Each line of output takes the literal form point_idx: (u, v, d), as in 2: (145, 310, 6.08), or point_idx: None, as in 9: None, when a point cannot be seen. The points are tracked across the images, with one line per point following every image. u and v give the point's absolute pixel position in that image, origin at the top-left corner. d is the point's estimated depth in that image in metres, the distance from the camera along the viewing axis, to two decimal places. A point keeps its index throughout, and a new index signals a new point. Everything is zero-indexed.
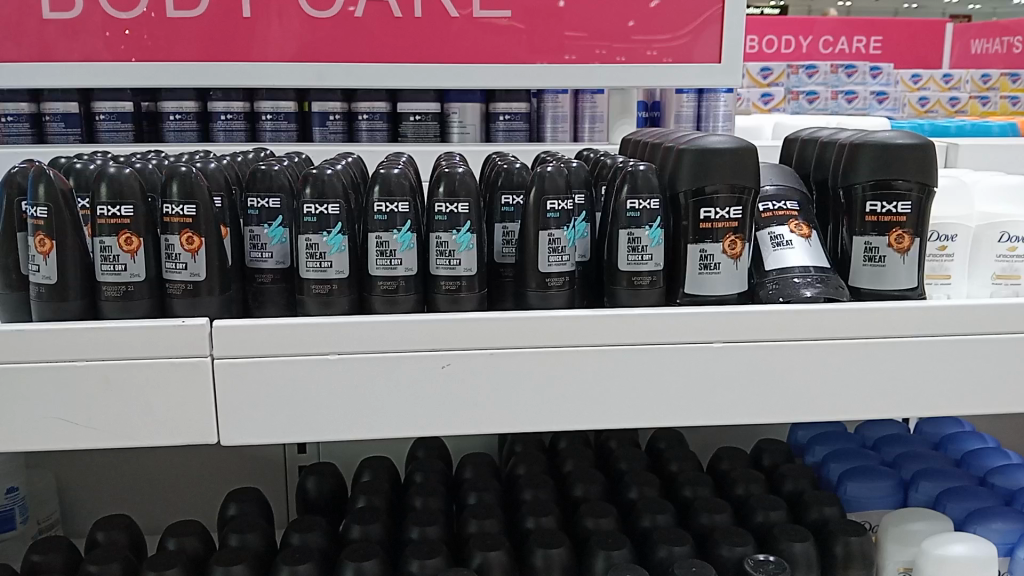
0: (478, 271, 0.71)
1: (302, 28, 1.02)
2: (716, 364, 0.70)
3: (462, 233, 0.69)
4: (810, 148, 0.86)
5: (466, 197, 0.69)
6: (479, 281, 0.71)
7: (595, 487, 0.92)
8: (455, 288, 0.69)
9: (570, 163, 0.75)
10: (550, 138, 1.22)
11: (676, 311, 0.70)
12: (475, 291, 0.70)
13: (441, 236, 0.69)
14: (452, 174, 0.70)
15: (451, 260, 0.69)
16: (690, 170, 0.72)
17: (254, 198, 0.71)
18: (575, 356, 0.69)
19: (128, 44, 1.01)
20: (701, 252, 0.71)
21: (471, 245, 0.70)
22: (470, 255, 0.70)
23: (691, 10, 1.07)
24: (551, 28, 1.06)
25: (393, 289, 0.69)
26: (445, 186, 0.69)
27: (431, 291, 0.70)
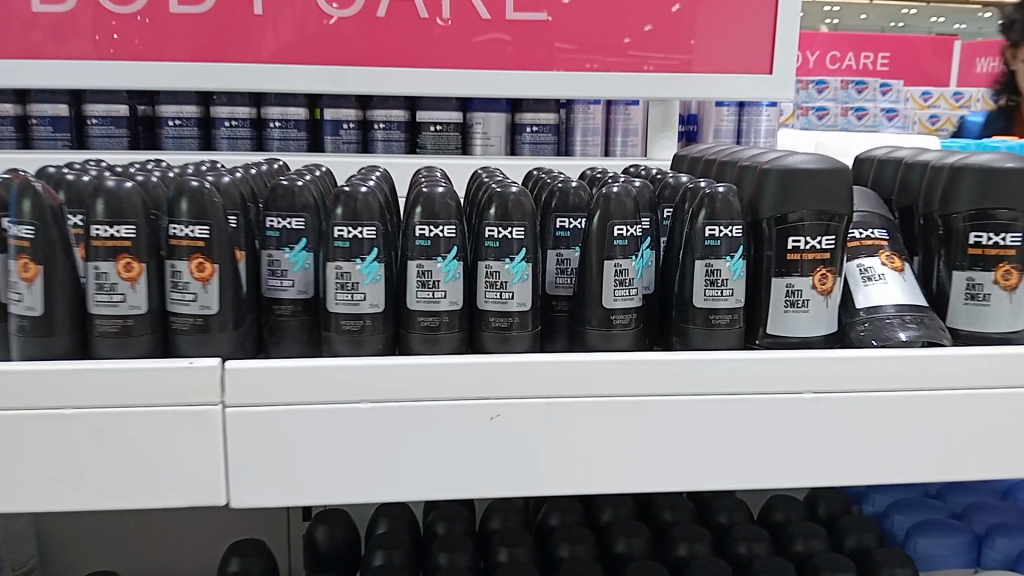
0: (532, 307, 0.61)
1: (300, 32, 0.93)
2: (805, 419, 0.61)
3: (516, 261, 0.60)
4: (890, 169, 0.78)
5: (521, 221, 0.60)
6: (533, 318, 0.61)
7: (640, 542, 0.82)
8: (505, 325, 0.60)
9: (633, 183, 0.67)
10: (580, 152, 1.13)
11: (760, 356, 0.60)
12: (528, 330, 0.61)
13: (491, 265, 0.60)
14: (505, 194, 0.60)
15: (501, 292, 0.60)
16: (775, 194, 0.63)
17: (273, 218, 0.62)
18: (644, 409, 0.59)
19: (118, 49, 0.92)
20: (787, 287, 0.62)
21: (526, 277, 0.60)
22: (524, 288, 0.60)
23: (688, 26, 0.98)
24: (538, 36, 0.96)
25: (433, 327, 0.59)
26: (496, 208, 0.60)
27: (477, 329, 0.61)
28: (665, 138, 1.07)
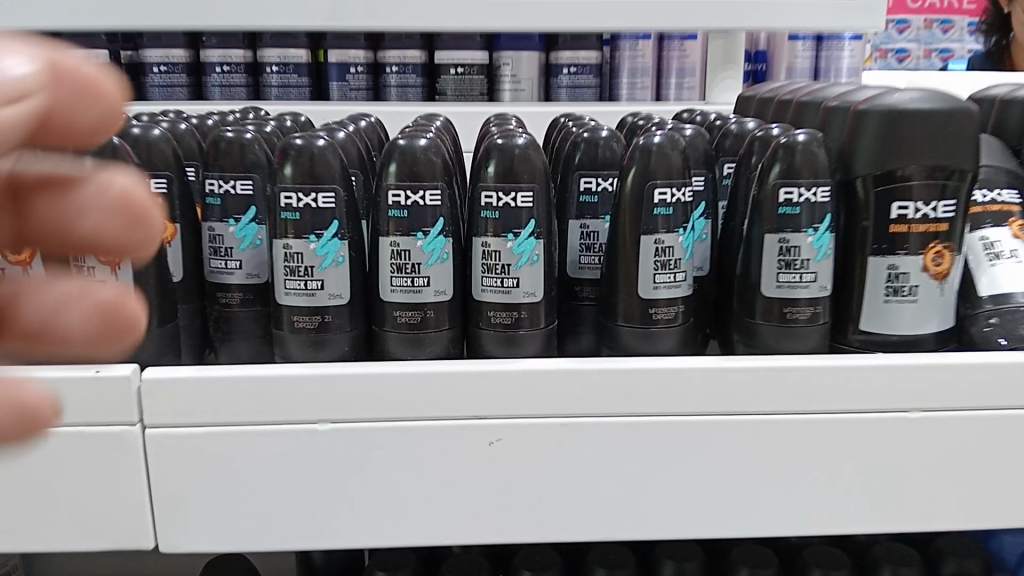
0: (546, 297, 0.46)
1: None
2: (908, 444, 0.45)
3: (522, 238, 0.45)
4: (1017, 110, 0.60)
5: (530, 182, 0.45)
6: (547, 311, 0.47)
7: (693, 566, 0.68)
8: (509, 322, 0.45)
9: (683, 131, 0.51)
10: (626, 97, 0.97)
11: (850, 360, 0.45)
12: (540, 327, 0.46)
13: (488, 242, 0.45)
14: (507, 144, 0.46)
15: (503, 278, 0.45)
16: (874, 142, 0.46)
17: (213, 181, 0.48)
18: (692, 433, 0.45)
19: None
20: (889, 269, 0.46)
21: (537, 258, 0.45)
22: (533, 273, 0.45)
23: None
24: None
25: (415, 323, 0.45)
26: (496, 165, 0.45)
27: (473, 325, 0.46)
28: (728, 79, 0.90)
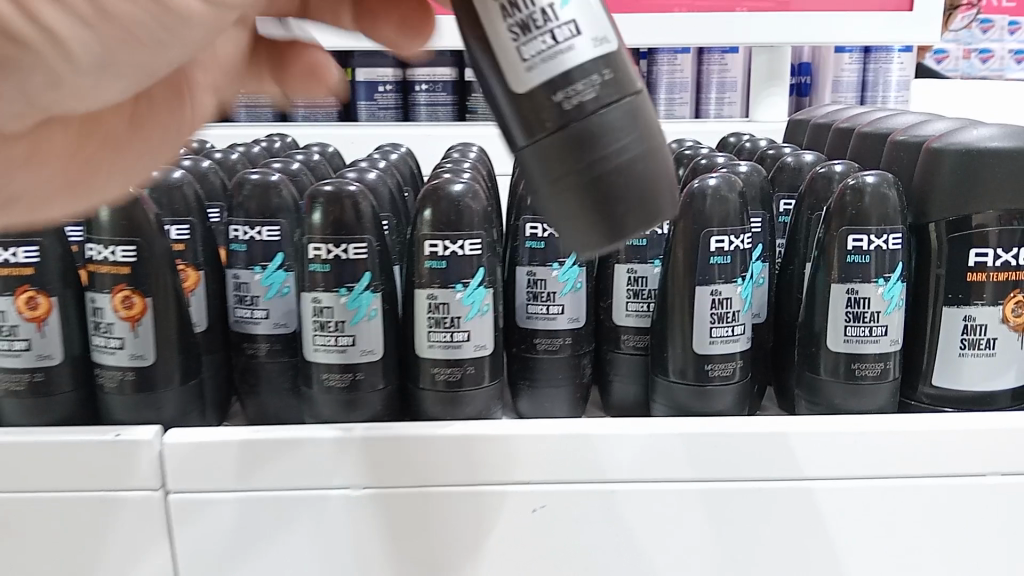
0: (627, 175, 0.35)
1: None
2: (987, 510, 0.42)
3: (472, 289, 0.42)
4: None
5: (478, 229, 0.42)
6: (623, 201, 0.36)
7: None
8: None
9: (738, 166, 0.48)
10: (664, 114, 0.95)
11: (926, 420, 0.41)
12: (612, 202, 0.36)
13: (434, 295, 0.42)
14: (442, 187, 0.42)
15: (451, 333, 0.42)
16: (950, 183, 0.43)
17: (237, 227, 0.45)
18: (752, 499, 0.41)
19: None
20: (965, 320, 0.43)
21: (485, 309, 0.42)
22: (482, 324, 0.42)
23: None
24: None
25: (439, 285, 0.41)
26: (433, 212, 0.42)
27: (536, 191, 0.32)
28: (774, 95, 0.86)
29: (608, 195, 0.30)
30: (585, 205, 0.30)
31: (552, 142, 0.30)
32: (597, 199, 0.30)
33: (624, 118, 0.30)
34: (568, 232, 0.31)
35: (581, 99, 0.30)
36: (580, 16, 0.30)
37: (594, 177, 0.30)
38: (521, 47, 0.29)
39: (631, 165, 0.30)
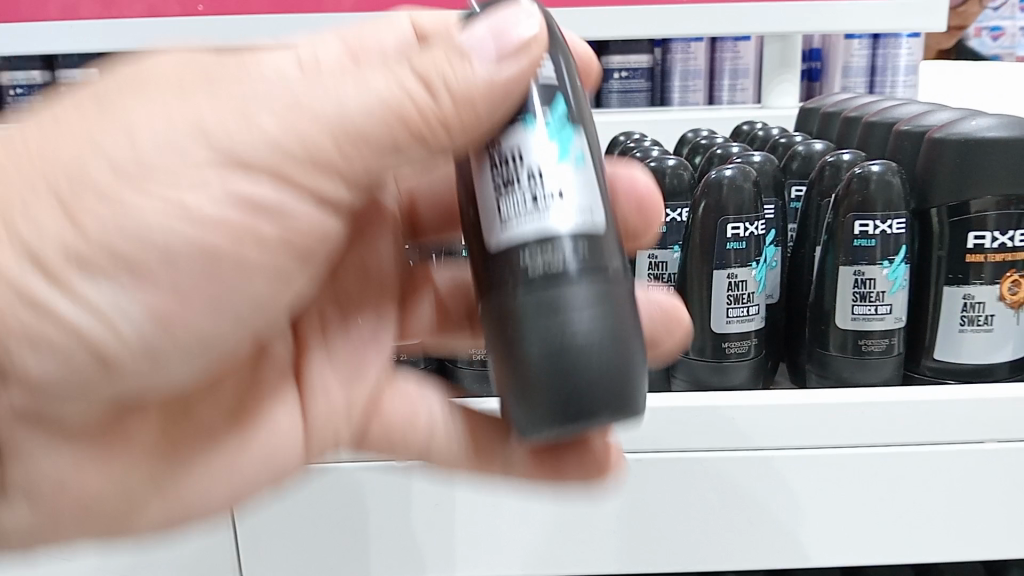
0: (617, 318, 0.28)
1: None
2: (986, 476, 0.44)
3: None
4: None
5: None
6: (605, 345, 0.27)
7: None
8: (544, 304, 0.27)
9: (752, 157, 0.51)
10: (678, 101, 0.97)
11: (928, 390, 0.43)
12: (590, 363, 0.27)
13: None
14: None
15: None
16: (951, 171, 0.46)
17: None
18: (767, 466, 0.44)
19: None
20: (964, 298, 0.46)
21: None
22: None
23: None
24: None
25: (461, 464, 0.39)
26: None
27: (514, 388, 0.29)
28: (785, 81, 0.89)
29: (568, 377, 0.27)
30: (549, 401, 0.27)
31: (515, 303, 0.28)
32: (558, 381, 0.27)
33: (596, 297, 0.27)
34: (513, 408, 0.29)
35: (553, 266, 0.27)
36: (574, 187, 0.28)
37: (555, 355, 0.27)
38: (501, 207, 0.28)
39: (596, 354, 0.27)
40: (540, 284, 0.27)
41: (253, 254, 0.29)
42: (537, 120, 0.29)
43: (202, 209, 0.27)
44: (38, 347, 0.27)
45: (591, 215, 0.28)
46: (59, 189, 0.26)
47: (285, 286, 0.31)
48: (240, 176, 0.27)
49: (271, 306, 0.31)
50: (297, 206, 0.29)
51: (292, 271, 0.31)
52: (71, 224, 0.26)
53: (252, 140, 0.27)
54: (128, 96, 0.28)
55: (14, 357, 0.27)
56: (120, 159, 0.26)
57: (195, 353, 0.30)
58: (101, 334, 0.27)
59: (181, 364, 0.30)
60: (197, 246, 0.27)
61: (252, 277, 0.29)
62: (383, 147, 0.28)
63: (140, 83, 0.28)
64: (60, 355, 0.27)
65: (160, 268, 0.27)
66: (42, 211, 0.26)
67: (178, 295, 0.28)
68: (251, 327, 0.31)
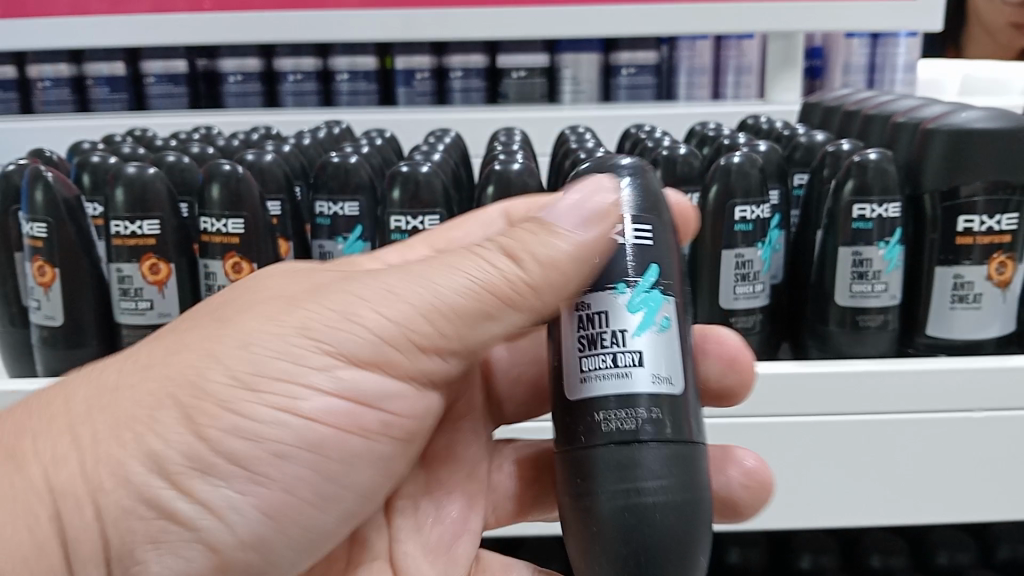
0: (685, 488, 0.34)
1: None
2: (977, 444, 0.47)
3: None
4: None
5: None
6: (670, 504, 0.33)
7: (758, 553, 0.71)
8: (616, 463, 0.34)
9: (758, 146, 0.54)
10: (684, 96, 1.01)
11: (921, 361, 0.47)
12: (656, 522, 0.33)
13: None
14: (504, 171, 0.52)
15: None
16: (942, 159, 0.49)
17: (323, 202, 0.52)
18: (772, 434, 0.47)
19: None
20: (955, 278, 0.49)
21: None
22: None
23: None
24: None
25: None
26: (495, 189, 0.51)
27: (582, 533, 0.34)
28: (787, 78, 0.92)
29: (636, 531, 0.33)
30: (618, 551, 0.33)
31: (592, 457, 0.34)
32: (623, 527, 0.33)
33: (660, 460, 0.34)
34: (581, 553, 0.34)
35: (627, 430, 0.34)
36: (650, 352, 0.35)
37: (621, 505, 0.33)
38: (583, 365, 0.35)
39: (658, 507, 0.33)
40: (612, 446, 0.34)
41: (353, 440, 0.37)
42: (627, 287, 0.36)
43: (315, 416, 0.35)
44: (185, 531, 0.33)
45: (668, 382, 0.35)
46: (188, 418, 0.33)
47: (377, 470, 0.39)
48: (342, 373, 0.35)
49: (363, 492, 0.39)
50: (385, 394, 0.37)
51: (384, 460, 0.39)
52: (200, 442, 0.33)
53: (353, 339, 0.34)
54: (250, 313, 0.35)
55: (154, 564, 0.33)
56: (241, 377, 0.33)
57: (302, 546, 0.38)
58: (221, 537, 0.34)
59: (289, 553, 0.37)
60: (296, 437, 0.35)
61: (352, 467, 0.37)
62: (473, 319, 0.34)
63: (251, 302, 0.35)
64: (181, 556, 0.34)
65: (272, 461, 0.34)
66: (169, 426, 0.32)
67: (288, 493, 0.35)
68: (347, 514, 0.39)
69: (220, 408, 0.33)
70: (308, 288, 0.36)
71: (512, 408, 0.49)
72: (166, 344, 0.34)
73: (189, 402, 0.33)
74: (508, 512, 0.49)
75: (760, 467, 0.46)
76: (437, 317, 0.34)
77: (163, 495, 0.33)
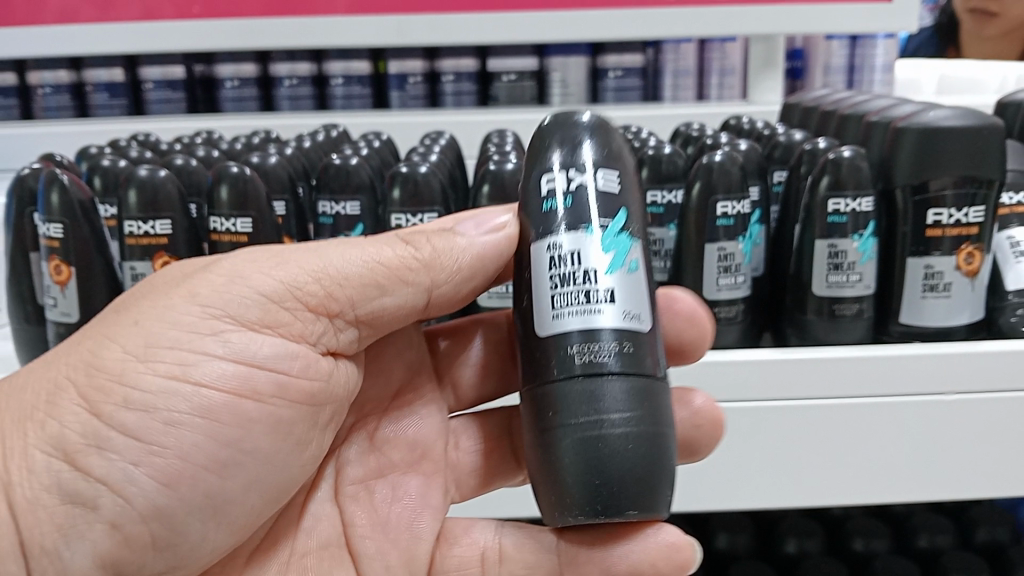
0: (650, 422, 0.36)
1: None
2: (947, 424, 0.49)
3: None
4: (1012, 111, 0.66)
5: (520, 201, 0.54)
6: (635, 436, 0.36)
7: (744, 538, 0.73)
8: (585, 394, 0.36)
9: (738, 146, 0.57)
10: (670, 97, 1.04)
11: (894, 348, 0.50)
12: (624, 450, 0.36)
13: None
14: (499, 171, 0.54)
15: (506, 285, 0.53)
16: (912, 156, 0.52)
17: (327, 202, 0.55)
18: (754, 418, 0.50)
19: (217, 4, 0.87)
20: (925, 267, 0.52)
21: None
22: None
23: None
24: None
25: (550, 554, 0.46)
26: (490, 187, 0.54)
27: (551, 466, 0.37)
28: (768, 78, 0.95)
29: (605, 460, 0.35)
30: (587, 480, 0.36)
31: (561, 391, 0.37)
32: (592, 455, 0.36)
33: (627, 394, 0.36)
34: (554, 489, 0.37)
35: (594, 362, 0.37)
36: (619, 290, 0.38)
37: (591, 434, 0.36)
38: (555, 300, 0.38)
39: (626, 437, 0.36)
40: (582, 378, 0.37)
41: (247, 406, 0.40)
42: (596, 229, 0.38)
43: (206, 382, 0.38)
44: (89, 510, 0.37)
45: (635, 318, 0.38)
46: (85, 399, 0.37)
47: (279, 439, 0.42)
48: (231, 338, 0.39)
49: (269, 460, 0.42)
50: (275, 356, 0.40)
51: (284, 426, 0.42)
52: (95, 417, 0.37)
53: (241, 302, 0.39)
54: (147, 299, 0.39)
55: (64, 551, 0.37)
56: (133, 350, 0.38)
57: (214, 518, 0.41)
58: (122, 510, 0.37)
59: (194, 522, 0.40)
60: (190, 410, 0.38)
61: (248, 431, 0.40)
62: (368, 291, 0.41)
63: (148, 292, 0.40)
64: (86, 533, 0.37)
65: (164, 430, 0.38)
66: (67, 407, 0.37)
67: (183, 459, 0.38)
68: (257, 484, 0.42)
69: (114, 382, 0.37)
70: (178, 275, 0.40)
71: (465, 390, 0.52)
72: (64, 347, 0.39)
73: (88, 379, 0.37)
74: (470, 490, 0.52)
75: (709, 406, 0.48)
76: (335, 287, 0.40)
77: (65, 475, 0.36)
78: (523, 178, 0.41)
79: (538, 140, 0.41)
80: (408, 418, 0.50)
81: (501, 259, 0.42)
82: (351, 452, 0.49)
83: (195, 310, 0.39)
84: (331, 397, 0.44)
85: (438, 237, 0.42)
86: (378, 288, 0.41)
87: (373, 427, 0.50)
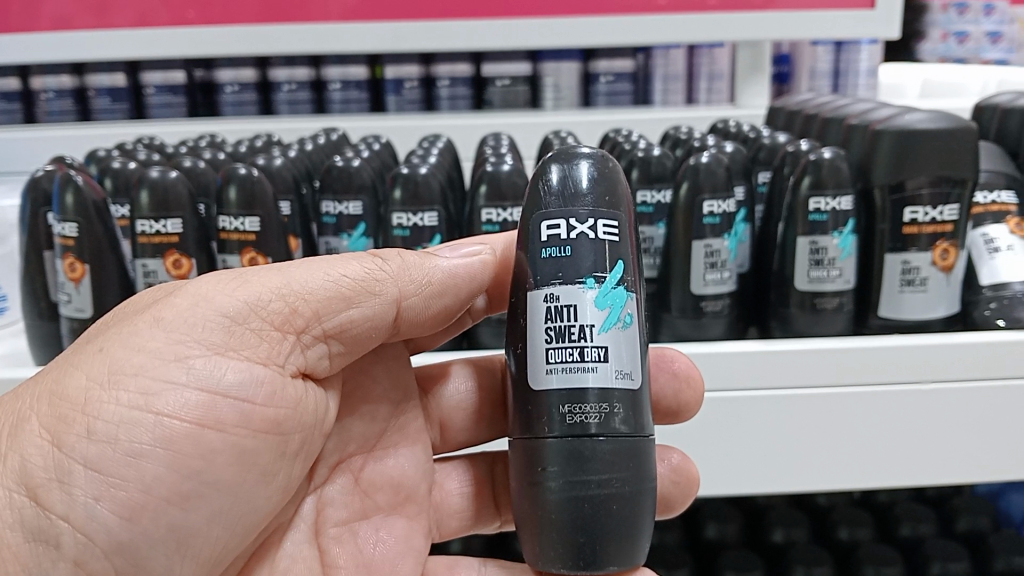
0: (631, 481, 0.39)
1: None
2: (924, 413, 0.52)
3: None
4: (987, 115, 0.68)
5: (515, 200, 0.56)
6: (617, 498, 0.38)
7: (733, 527, 0.76)
8: (568, 457, 0.39)
9: (724, 147, 0.60)
10: (660, 101, 1.06)
11: (872, 340, 0.52)
12: (605, 512, 0.38)
13: None
14: (497, 172, 0.57)
15: None
16: (890, 157, 0.55)
17: (330, 202, 0.57)
18: (739, 409, 0.52)
19: (216, 11, 0.89)
20: (903, 263, 0.54)
21: None
22: None
23: None
24: None
25: None
26: (487, 187, 0.56)
27: (537, 518, 0.39)
28: (755, 84, 0.98)
29: (589, 521, 0.38)
30: (569, 536, 0.38)
31: (549, 451, 0.39)
32: (579, 516, 0.38)
33: (614, 455, 0.39)
34: (539, 541, 0.39)
35: (580, 424, 0.39)
36: (612, 346, 0.39)
37: (578, 496, 0.38)
38: (551, 353, 0.40)
39: (611, 498, 0.38)
40: (570, 438, 0.39)
41: (211, 435, 0.39)
42: (596, 283, 0.40)
43: (168, 411, 0.38)
44: (52, 548, 0.36)
45: (626, 375, 0.40)
46: (48, 430, 0.36)
47: (244, 471, 0.41)
48: (195, 364, 0.39)
49: (236, 492, 0.41)
50: (240, 383, 0.40)
51: (250, 456, 0.41)
52: (57, 448, 0.36)
53: (204, 325, 0.39)
54: (113, 330, 0.39)
55: None
56: (97, 377, 0.37)
57: (185, 556, 0.40)
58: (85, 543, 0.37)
59: (159, 555, 0.39)
60: (155, 442, 0.38)
61: (212, 461, 0.39)
62: (334, 303, 0.41)
63: (116, 323, 0.40)
64: (47, 569, 0.36)
65: (126, 461, 0.37)
66: (30, 439, 0.36)
67: (145, 492, 0.38)
68: (223, 517, 0.41)
69: (78, 412, 0.37)
70: (140, 308, 0.41)
71: (452, 433, 0.54)
72: (32, 380, 0.39)
73: (51, 410, 0.37)
74: (455, 527, 0.54)
75: (686, 463, 0.52)
76: (300, 302, 0.41)
77: (28, 511, 0.36)
78: (523, 215, 0.42)
79: (537, 174, 0.42)
80: (394, 456, 0.50)
81: (473, 280, 0.45)
82: (334, 491, 0.49)
83: (159, 337, 0.39)
84: (300, 424, 0.43)
85: (411, 255, 0.44)
86: (344, 301, 0.42)
87: (357, 469, 0.49)
